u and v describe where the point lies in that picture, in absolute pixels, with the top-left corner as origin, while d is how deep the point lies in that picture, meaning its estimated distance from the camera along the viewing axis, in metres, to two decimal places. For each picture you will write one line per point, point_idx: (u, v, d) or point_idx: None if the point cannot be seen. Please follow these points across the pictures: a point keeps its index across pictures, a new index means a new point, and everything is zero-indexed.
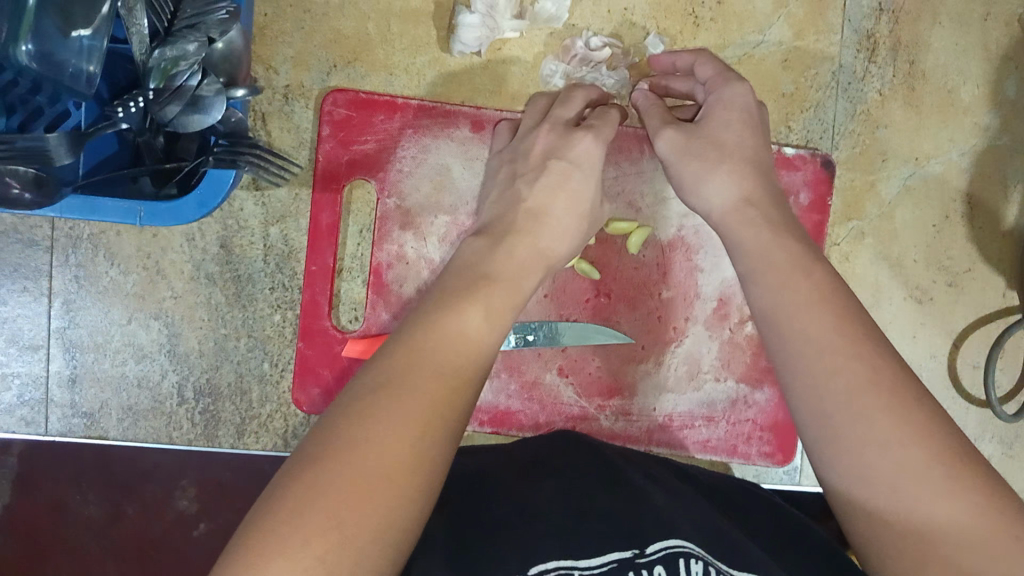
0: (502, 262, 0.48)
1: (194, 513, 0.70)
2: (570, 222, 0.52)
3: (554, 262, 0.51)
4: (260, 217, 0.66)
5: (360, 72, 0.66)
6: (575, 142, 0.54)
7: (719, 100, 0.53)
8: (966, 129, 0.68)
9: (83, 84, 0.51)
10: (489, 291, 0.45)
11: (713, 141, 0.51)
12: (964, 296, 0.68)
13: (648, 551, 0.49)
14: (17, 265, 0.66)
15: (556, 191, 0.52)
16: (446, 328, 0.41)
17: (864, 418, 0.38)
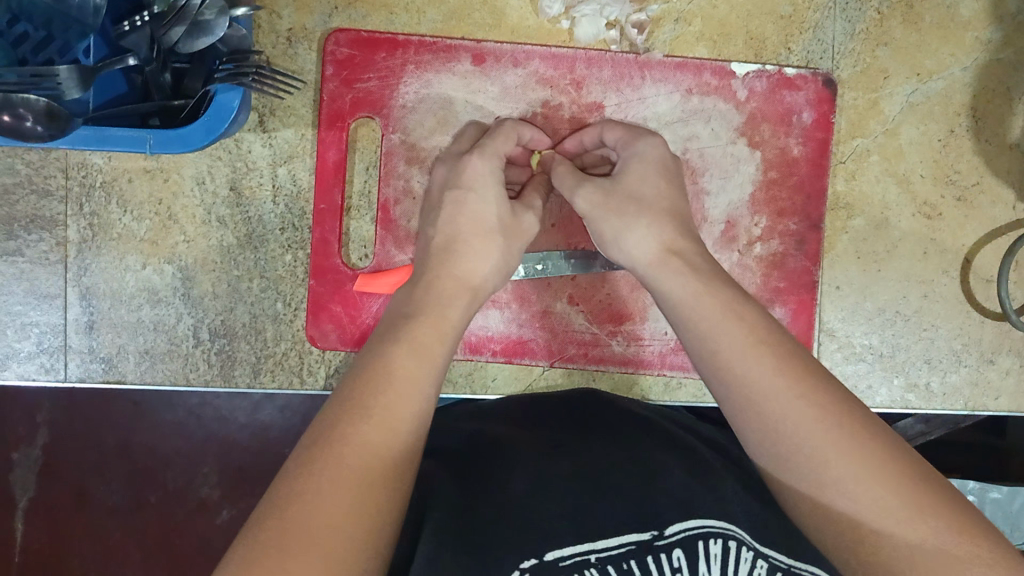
0: (460, 275, 0.52)
1: (215, 498, 0.91)
2: (486, 241, 0.54)
3: (507, 266, 0.55)
4: (268, 158, 0.67)
5: (361, 12, 0.67)
6: (464, 165, 0.57)
7: (634, 154, 0.57)
8: (968, 44, 0.67)
9: (89, 15, 0.56)
10: (451, 307, 0.49)
11: (630, 195, 0.55)
12: (974, 211, 0.68)
13: (667, 533, 0.50)
14: (32, 216, 0.68)
15: (458, 221, 0.54)
16: (422, 326, 0.47)
17: (809, 428, 0.41)
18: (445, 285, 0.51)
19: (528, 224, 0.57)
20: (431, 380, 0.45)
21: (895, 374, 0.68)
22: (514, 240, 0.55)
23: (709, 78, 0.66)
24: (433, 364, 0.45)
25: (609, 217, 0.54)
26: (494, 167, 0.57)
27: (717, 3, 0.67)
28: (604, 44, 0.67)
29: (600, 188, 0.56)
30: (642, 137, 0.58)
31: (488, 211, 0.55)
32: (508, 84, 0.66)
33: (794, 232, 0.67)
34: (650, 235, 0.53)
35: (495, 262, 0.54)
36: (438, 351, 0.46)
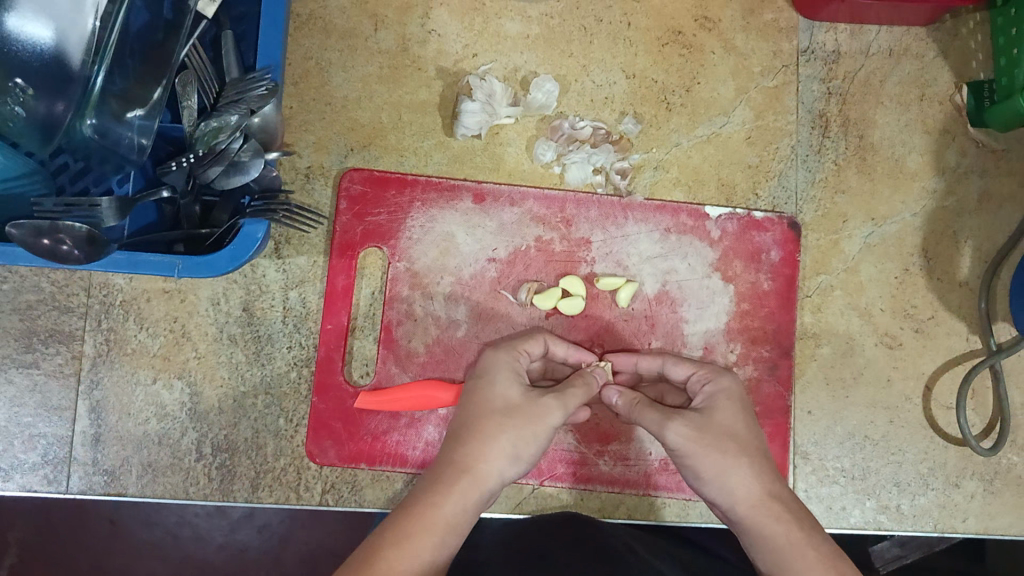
0: (474, 454, 0.57)
1: None
2: (493, 425, 0.58)
3: (527, 454, 0.58)
4: (281, 282, 0.72)
5: (374, 154, 0.74)
6: (489, 358, 0.64)
7: (716, 391, 0.63)
8: (915, 193, 0.76)
9: (134, 152, 0.62)
10: (445, 502, 0.54)
11: (725, 433, 0.59)
12: (931, 342, 0.74)
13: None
14: (52, 330, 0.72)
15: (470, 408, 0.60)
16: (441, 482, 0.56)
17: (804, 561, 0.54)
18: (448, 478, 0.56)
19: (546, 407, 0.59)
20: (441, 544, 0.52)
21: (868, 495, 0.72)
22: (520, 416, 0.58)
23: (686, 218, 0.73)
24: (419, 566, 0.51)
25: (712, 453, 0.58)
26: (511, 359, 0.64)
27: (692, 153, 0.75)
28: (592, 187, 0.74)
29: (692, 424, 0.59)
30: (719, 374, 0.64)
31: (495, 395, 0.60)
32: (505, 220, 0.73)
33: (767, 358, 0.72)
34: (746, 479, 0.58)
35: (505, 454, 0.57)
36: (422, 548, 0.51)
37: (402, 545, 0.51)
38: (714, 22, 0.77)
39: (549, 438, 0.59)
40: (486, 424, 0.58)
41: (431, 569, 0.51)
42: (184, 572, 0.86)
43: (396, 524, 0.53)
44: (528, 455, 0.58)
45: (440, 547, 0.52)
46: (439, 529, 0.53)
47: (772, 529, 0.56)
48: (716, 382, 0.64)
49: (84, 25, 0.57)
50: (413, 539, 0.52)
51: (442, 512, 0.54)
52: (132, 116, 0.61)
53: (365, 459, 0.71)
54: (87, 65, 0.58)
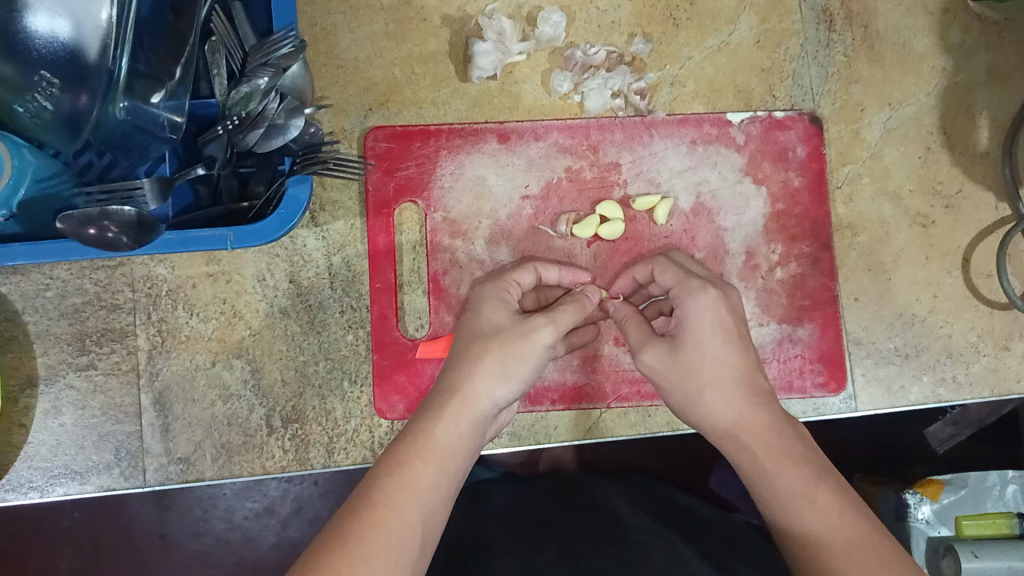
0: (463, 377, 0.56)
1: None
2: (479, 347, 0.58)
3: (520, 372, 0.57)
4: (322, 249, 0.73)
5: (393, 110, 0.74)
6: (479, 293, 0.65)
7: (691, 314, 0.60)
8: (926, 74, 0.77)
9: (166, 130, 0.63)
10: (437, 429, 0.54)
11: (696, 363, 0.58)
12: (962, 216, 0.75)
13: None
14: (103, 331, 0.72)
15: (463, 336, 0.60)
16: (430, 409, 0.55)
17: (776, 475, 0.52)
18: (436, 405, 0.55)
19: (534, 325, 0.58)
20: (436, 468, 0.52)
21: (924, 371, 0.73)
22: (504, 337, 0.58)
23: (709, 128, 0.74)
24: (413, 492, 0.50)
25: (682, 381, 0.58)
26: (494, 291, 0.64)
27: (704, 65, 0.76)
28: (613, 112, 0.75)
29: (664, 353, 0.59)
30: (691, 293, 0.61)
31: (480, 320, 0.61)
32: (533, 156, 0.74)
33: (808, 253, 0.74)
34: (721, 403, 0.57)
35: (493, 374, 0.56)
36: (419, 478, 0.51)
37: (395, 474, 0.51)
38: None
39: (542, 355, 0.58)
40: (470, 349, 0.58)
41: (430, 496, 0.51)
42: None
43: (389, 457, 0.52)
44: (519, 373, 0.57)
45: (437, 475, 0.52)
46: (434, 456, 0.52)
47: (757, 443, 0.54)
48: (686, 307, 0.60)
49: (99, 15, 0.56)
50: (408, 469, 0.51)
51: (435, 438, 0.53)
52: (160, 99, 0.61)
53: None
54: (107, 57, 0.57)
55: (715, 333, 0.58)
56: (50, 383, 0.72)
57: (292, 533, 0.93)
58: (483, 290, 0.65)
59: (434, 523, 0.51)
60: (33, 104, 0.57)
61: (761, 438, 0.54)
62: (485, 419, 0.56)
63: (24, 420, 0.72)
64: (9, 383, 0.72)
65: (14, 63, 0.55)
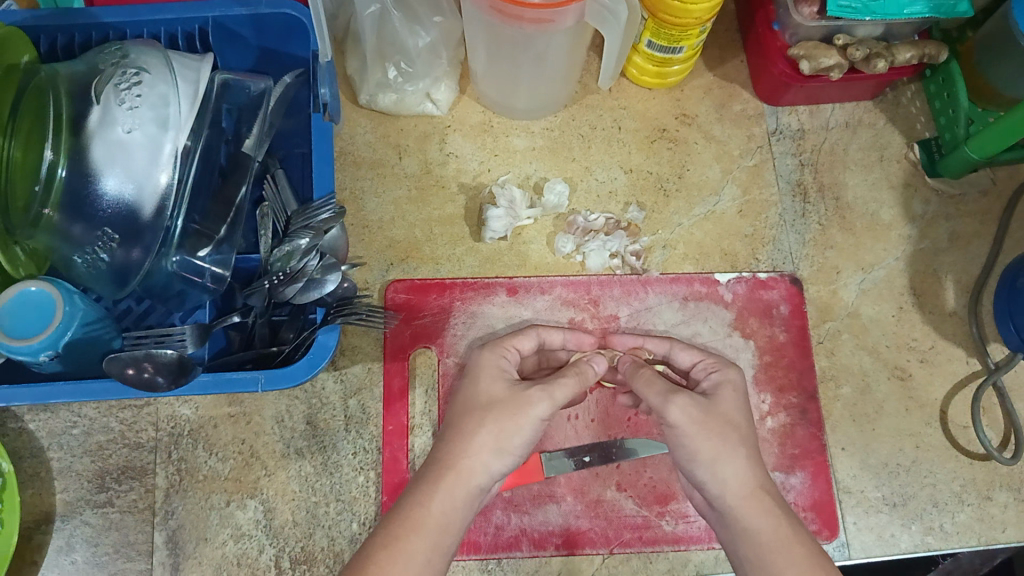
0: (455, 450, 0.59)
1: None
2: (472, 420, 0.61)
3: (511, 445, 0.60)
4: (340, 392, 0.77)
5: (412, 265, 0.81)
6: (475, 357, 0.66)
7: (723, 380, 0.65)
8: (894, 240, 0.85)
9: (212, 283, 0.69)
10: (433, 501, 0.57)
11: (727, 420, 0.61)
12: (936, 369, 0.81)
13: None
14: (124, 468, 0.75)
15: (459, 405, 0.63)
16: (426, 477, 0.59)
17: (779, 551, 0.57)
18: (432, 476, 0.59)
19: (529, 398, 0.61)
20: (430, 540, 0.56)
21: (912, 519, 0.76)
22: (499, 411, 0.61)
23: (700, 287, 0.82)
24: (408, 562, 0.55)
25: (711, 437, 0.60)
26: (495, 356, 0.66)
27: (693, 230, 0.84)
28: (611, 270, 0.83)
29: (698, 405, 0.61)
30: (726, 366, 0.67)
31: (479, 391, 0.63)
32: (539, 308, 0.80)
33: (796, 403, 0.79)
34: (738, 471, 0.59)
35: (486, 447, 0.59)
36: (414, 551, 0.55)
37: (393, 547, 0.55)
38: (692, 118, 0.88)
39: (537, 427, 0.61)
40: (467, 422, 0.61)
41: (423, 568, 0.55)
42: None
43: (386, 529, 0.56)
44: (512, 445, 0.60)
45: (432, 547, 0.56)
46: (429, 530, 0.57)
47: (757, 523, 0.58)
48: (725, 374, 0.66)
49: (158, 179, 0.62)
50: (404, 542, 0.56)
51: (429, 511, 0.57)
52: (206, 253, 0.68)
53: None
54: (161, 218, 0.63)
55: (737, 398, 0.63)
56: (65, 519, 0.74)
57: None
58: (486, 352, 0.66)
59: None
60: (90, 255, 0.65)
61: (758, 519, 0.58)
62: (477, 491, 0.59)
63: (36, 556, 0.73)
64: (25, 519, 0.74)
65: (81, 223, 0.63)
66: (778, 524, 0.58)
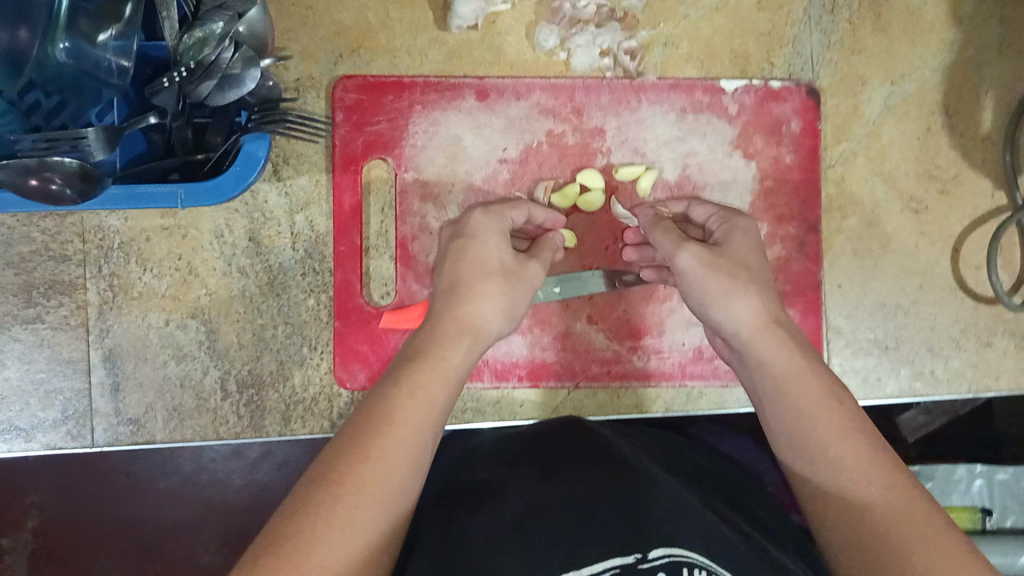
0: (463, 308, 0.54)
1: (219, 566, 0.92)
2: (485, 282, 0.55)
3: (516, 312, 0.57)
4: (285, 207, 0.69)
5: (365, 58, 0.69)
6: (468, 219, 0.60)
7: (735, 228, 0.60)
8: (933, 47, 0.72)
9: (114, 76, 0.57)
10: (456, 355, 0.51)
11: (737, 261, 0.57)
12: (956, 201, 0.72)
13: (651, 556, 0.45)
14: (51, 283, 0.68)
15: (461, 263, 0.56)
16: (446, 324, 0.53)
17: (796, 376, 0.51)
18: (449, 333, 0.52)
19: (533, 270, 0.58)
20: (447, 394, 0.49)
21: (903, 362, 0.71)
22: (519, 282, 0.57)
23: (702, 96, 0.70)
24: (431, 412, 0.47)
25: (719, 275, 0.56)
26: (498, 222, 0.59)
27: (700, 25, 0.71)
28: (599, 72, 0.71)
29: (706, 248, 0.57)
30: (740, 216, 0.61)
31: (489, 254, 0.56)
32: (513, 117, 0.69)
33: (795, 235, 0.71)
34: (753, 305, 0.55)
35: (500, 309, 0.55)
36: (435, 399, 0.47)
37: (413, 394, 0.47)
38: None
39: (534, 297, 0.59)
40: (480, 284, 0.55)
41: (441, 419, 0.47)
42: (208, 516, 0.90)
43: (405, 373, 0.48)
44: (515, 315, 0.57)
45: (447, 399, 0.49)
46: (447, 379, 0.49)
47: (772, 356, 0.53)
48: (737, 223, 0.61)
49: None
50: (426, 388, 0.47)
51: (453, 364, 0.50)
52: (105, 38, 0.56)
53: None
54: None
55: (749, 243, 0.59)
56: None
57: (260, 475, 0.89)
58: (479, 212, 0.60)
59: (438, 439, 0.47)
60: None
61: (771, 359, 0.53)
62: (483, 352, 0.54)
63: None
64: None
65: None
66: (793, 355, 0.53)
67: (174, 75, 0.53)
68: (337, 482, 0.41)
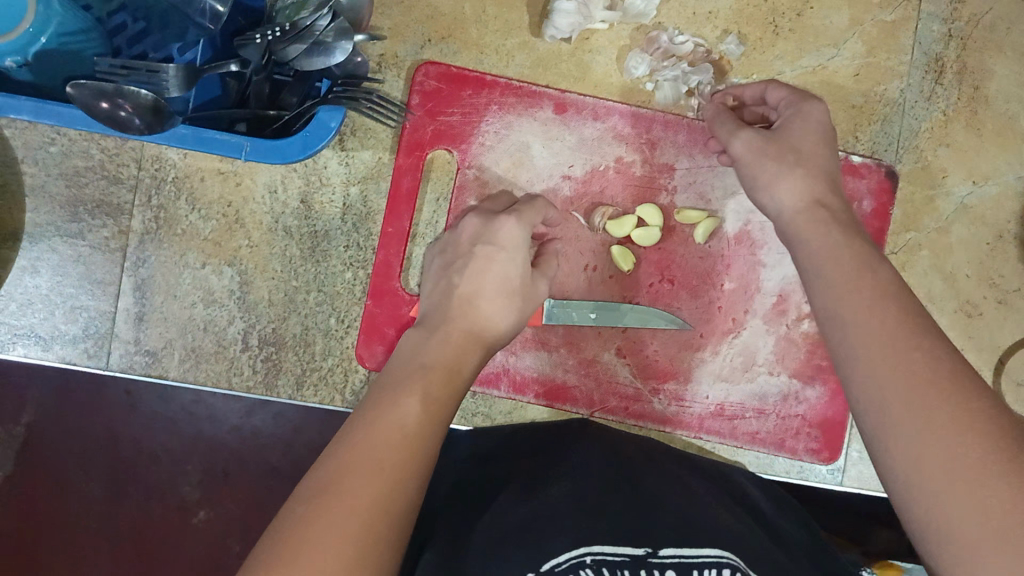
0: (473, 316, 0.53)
1: (195, 502, 0.84)
2: (503, 298, 0.54)
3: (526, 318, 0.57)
4: (342, 176, 0.68)
5: (452, 48, 0.69)
6: (497, 226, 0.58)
7: (797, 114, 0.56)
8: (1023, 156, 0.71)
9: (208, 20, 0.58)
10: (465, 361, 0.50)
11: (789, 146, 0.54)
12: (1012, 314, 0.70)
13: (662, 553, 0.50)
14: (100, 202, 0.69)
15: (472, 269, 0.55)
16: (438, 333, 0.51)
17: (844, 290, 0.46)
18: (446, 337, 0.51)
19: (541, 285, 0.58)
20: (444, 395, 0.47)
21: None
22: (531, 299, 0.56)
23: None
24: (424, 410, 0.45)
25: (766, 162, 0.54)
26: (531, 215, 0.59)
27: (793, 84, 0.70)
28: (681, 110, 0.70)
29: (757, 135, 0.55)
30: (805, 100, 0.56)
31: (498, 266, 0.55)
32: (586, 136, 0.69)
33: None
34: (797, 190, 0.53)
35: (511, 316, 0.55)
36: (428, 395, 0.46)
37: (403, 398, 0.45)
38: None
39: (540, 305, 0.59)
40: (489, 292, 0.54)
41: (438, 414, 0.46)
42: (194, 453, 0.82)
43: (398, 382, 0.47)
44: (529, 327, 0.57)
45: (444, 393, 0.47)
46: (440, 379, 0.48)
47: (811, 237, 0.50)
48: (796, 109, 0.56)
49: None
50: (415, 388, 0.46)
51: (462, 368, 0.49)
52: None
53: None
54: None
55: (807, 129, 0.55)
56: (33, 240, 0.68)
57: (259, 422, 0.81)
58: (479, 219, 0.59)
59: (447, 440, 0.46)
60: None
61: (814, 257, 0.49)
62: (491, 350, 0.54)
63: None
64: None
65: None
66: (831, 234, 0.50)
67: (268, 33, 0.54)
68: (334, 488, 0.39)
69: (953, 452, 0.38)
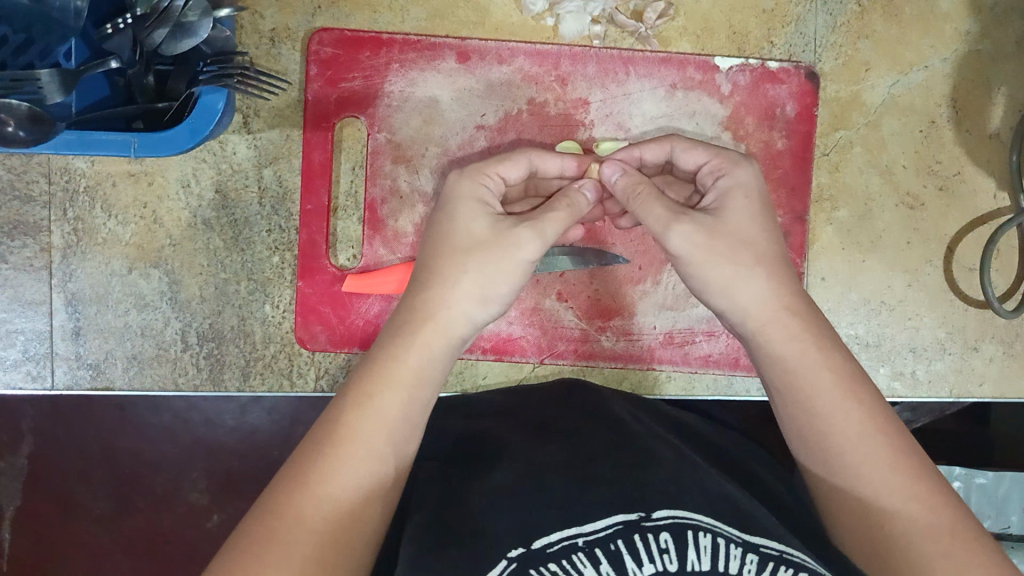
0: (438, 296, 0.50)
1: (202, 504, 0.91)
2: (455, 263, 0.51)
3: (496, 293, 0.51)
4: (253, 160, 0.67)
5: (344, 11, 0.67)
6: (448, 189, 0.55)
7: (732, 188, 0.54)
8: (946, 36, 0.68)
9: (72, 17, 0.55)
10: (411, 356, 0.48)
11: (735, 237, 0.52)
12: (955, 200, 0.69)
13: (655, 515, 0.46)
14: (16, 223, 0.67)
15: (432, 245, 0.53)
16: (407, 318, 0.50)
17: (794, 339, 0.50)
18: (409, 326, 0.49)
19: (517, 236, 0.51)
20: (404, 408, 0.46)
21: (882, 362, 0.69)
22: (486, 256, 0.50)
23: (694, 72, 0.67)
24: (379, 426, 0.45)
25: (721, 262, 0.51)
26: (475, 186, 0.54)
27: None
28: (589, 41, 0.68)
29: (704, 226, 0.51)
30: (735, 165, 0.55)
31: (456, 229, 0.52)
32: (494, 82, 0.67)
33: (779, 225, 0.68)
34: (761, 289, 0.51)
35: (470, 293, 0.50)
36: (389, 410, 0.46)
37: (362, 407, 0.45)
38: None
39: (527, 271, 0.52)
40: (447, 265, 0.51)
41: (400, 427, 0.46)
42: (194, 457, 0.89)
43: (358, 383, 0.47)
44: (500, 295, 0.51)
45: (408, 403, 0.47)
46: (403, 383, 0.47)
47: (778, 343, 0.50)
48: (731, 177, 0.55)
49: None
50: (376, 398, 0.46)
51: (413, 363, 0.48)
52: None
53: (358, 343, 0.68)
54: None
55: (750, 205, 0.53)
56: None
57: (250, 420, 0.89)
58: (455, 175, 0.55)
59: (408, 444, 0.46)
60: None
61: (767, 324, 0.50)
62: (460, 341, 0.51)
63: None
64: None
65: None
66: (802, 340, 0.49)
67: (121, 20, 0.53)
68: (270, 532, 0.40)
69: (913, 517, 0.44)
